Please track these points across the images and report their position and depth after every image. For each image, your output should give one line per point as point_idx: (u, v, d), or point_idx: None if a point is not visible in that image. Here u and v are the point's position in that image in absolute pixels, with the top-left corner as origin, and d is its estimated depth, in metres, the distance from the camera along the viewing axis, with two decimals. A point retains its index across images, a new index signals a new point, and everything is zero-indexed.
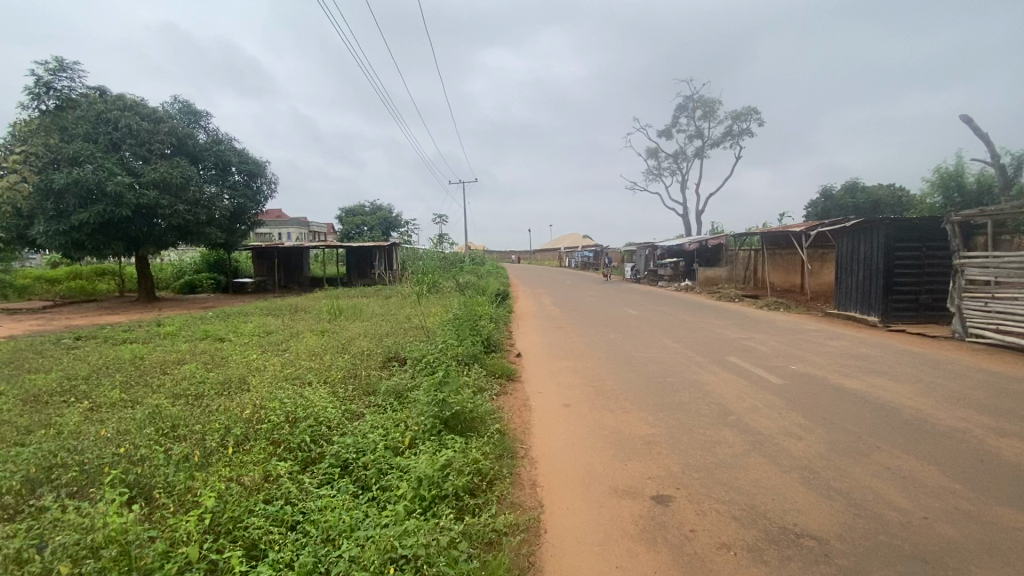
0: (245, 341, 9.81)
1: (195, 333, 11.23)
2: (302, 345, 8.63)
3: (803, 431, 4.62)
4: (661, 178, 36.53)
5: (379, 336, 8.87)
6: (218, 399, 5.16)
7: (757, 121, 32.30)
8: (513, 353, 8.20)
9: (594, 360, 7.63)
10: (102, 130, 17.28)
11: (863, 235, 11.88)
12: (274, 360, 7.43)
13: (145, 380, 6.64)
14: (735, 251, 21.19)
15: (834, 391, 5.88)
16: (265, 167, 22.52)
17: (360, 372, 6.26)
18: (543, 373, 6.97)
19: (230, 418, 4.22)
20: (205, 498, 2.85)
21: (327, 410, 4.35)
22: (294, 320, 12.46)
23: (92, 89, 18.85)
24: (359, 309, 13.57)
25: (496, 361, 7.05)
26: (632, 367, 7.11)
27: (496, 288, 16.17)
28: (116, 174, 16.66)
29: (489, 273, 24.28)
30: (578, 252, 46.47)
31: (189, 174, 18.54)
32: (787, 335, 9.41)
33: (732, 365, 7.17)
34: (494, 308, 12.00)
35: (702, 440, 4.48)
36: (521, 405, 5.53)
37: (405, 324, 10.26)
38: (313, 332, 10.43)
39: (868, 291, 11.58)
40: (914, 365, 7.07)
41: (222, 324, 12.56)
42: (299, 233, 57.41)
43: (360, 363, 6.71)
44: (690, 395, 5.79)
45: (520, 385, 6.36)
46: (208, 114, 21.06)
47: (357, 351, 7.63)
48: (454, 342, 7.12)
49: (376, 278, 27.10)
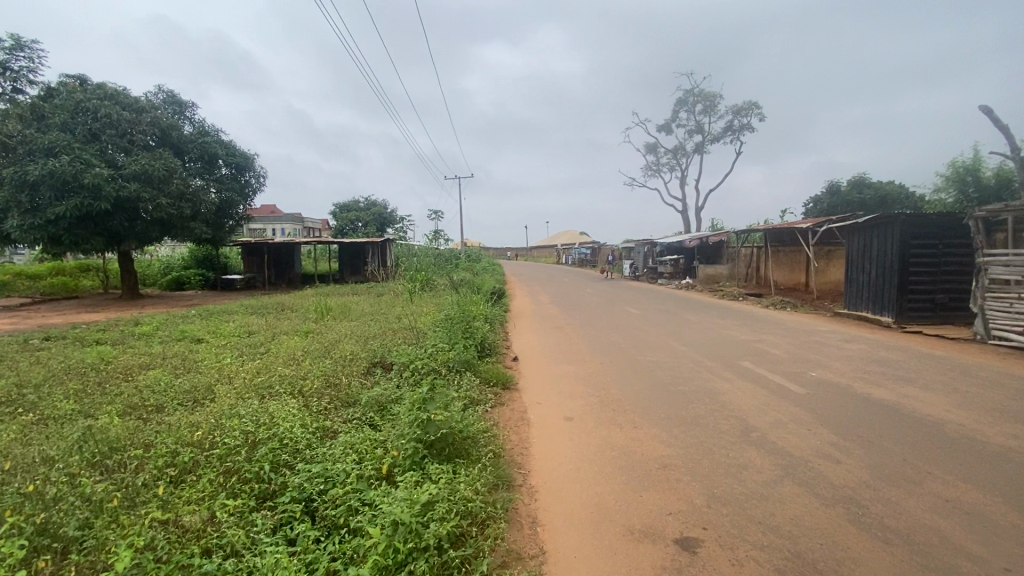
0: (223, 342, 9.21)
1: (172, 334, 10.61)
2: (282, 348, 8.03)
3: (838, 453, 4.06)
4: (660, 174, 36.04)
5: (365, 338, 8.26)
6: (172, 415, 4.56)
7: (758, 116, 31.75)
8: (508, 357, 7.61)
9: (596, 365, 7.06)
10: (80, 120, 16.60)
11: (876, 232, 11.33)
12: (249, 365, 6.83)
13: (102, 389, 6.03)
14: (737, 248, 20.66)
15: (863, 403, 5.32)
16: (253, 159, 21.79)
17: (340, 381, 5.67)
18: (542, 380, 6.40)
19: (178, 442, 3.65)
20: (119, 558, 2.27)
21: (293, 431, 3.78)
22: (279, 320, 11.85)
23: (71, 77, 18.15)
24: (347, 308, 12.96)
25: (490, 367, 6.45)
26: (638, 373, 6.53)
27: (492, 286, 15.56)
28: (95, 166, 15.98)
29: (484, 270, 23.62)
30: (575, 250, 45.89)
31: (173, 166, 17.82)
32: (799, 338, 8.85)
33: (746, 371, 6.61)
34: (489, 308, 11.42)
35: (725, 464, 3.90)
36: (519, 419, 4.97)
37: (394, 325, 9.66)
38: (296, 333, 9.83)
39: (881, 290, 11.04)
40: (943, 372, 6.51)
41: (203, 324, 11.95)
42: (294, 230, 56.69)
43: (340, 370, 6.12)
44: (705, 407, 5.21)
45: (517, 394, 5.79)
46: (194, 104, 20.35)
47: (340, 355, 7.04)
48: (444, 347, 6.53)
49: (368, 275, 26.39)
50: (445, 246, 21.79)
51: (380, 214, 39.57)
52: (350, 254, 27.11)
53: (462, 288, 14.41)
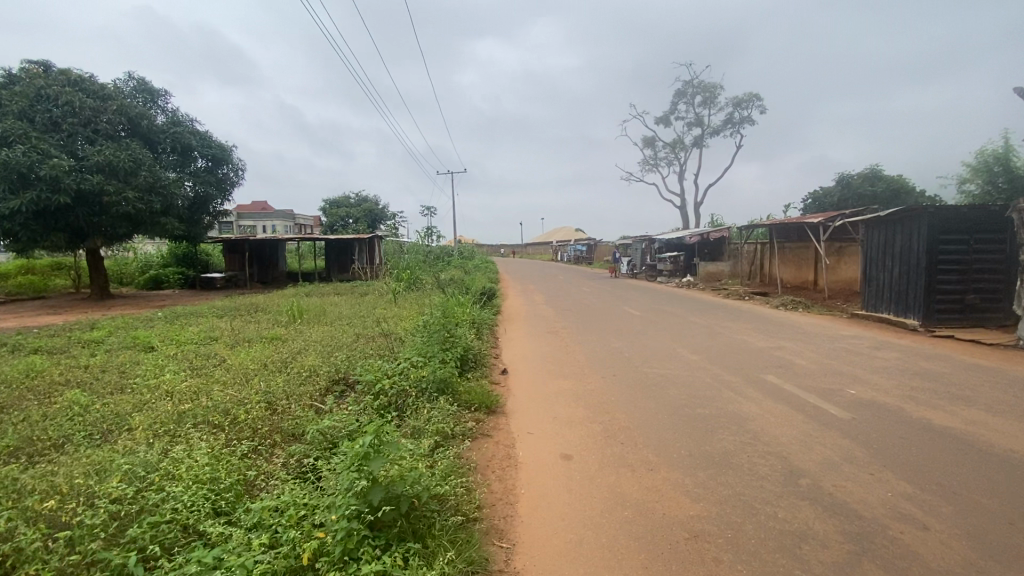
0: (174, 351, 8.17)
1: (123, 341, 9.53)
2: (234, 361, 6.97)
3: (919, 513, 3.10)
4: (657, 168, 35.10)
5: (330, 348, 7.19)
6: (57, 461, 3.59)
7: (758, 109, 30.89)
8: (497, 371, 6.61)
9: (598, 380, 6.06)
10: (40, 109, 15.58)
11: (899, 227, 10.36)
12: (189, 383, 5.78)
13: (2, 415, 5.00)
14: (740, 245, 19.71)
15: (928, 433, 4.32)
16: (230, 151, 20.59)
17: (290, 406, 4.67)
18: (535, 400, 5.40)
19: (24, 516, 2.65)
20: None
21: (189, 498, 2.78)
22: (245, 324, 10.78)
23: (34, 63, 17.08)
24: (323, 310, 11.90)
25: (474, 386, 5.42)
26: (648, 393, 5.52)
27: (483, 284, 14.53)
28: (53, 157, 14.92)
29: (476, 267, 22.62)
30: (571, 246, 44.96)
31: (142, 157, 16.65)
32: (823, 345, 7.84)
33: (773, 388, 5.63)
34: (477, 310, 10.42)
35: (776, 533, 2.91)
36: (505, 458, 3.97)
37: (368, 332, 8.60)
38: (259, 340, 8.75)
39: (905, 291, 10.11)
40: (1003, 389, 5.53)
41: (162, 328, 10.88)
42: (284, 226, 55.44)
43: (294, 390, 5.12)
44: (734, 439, 4.24)
45: (504, 420, 4.80)
46: (166, 93, 19.17)
47: (298, 370, 5.98)
48: (419, 361, 5.49)
49: (354, 274, 25.25)
50: (436, 242, 20.74)
51: (371, 210, 38.46)
52: (336, 252, 26.07)
53: (449, 287, 13.38)
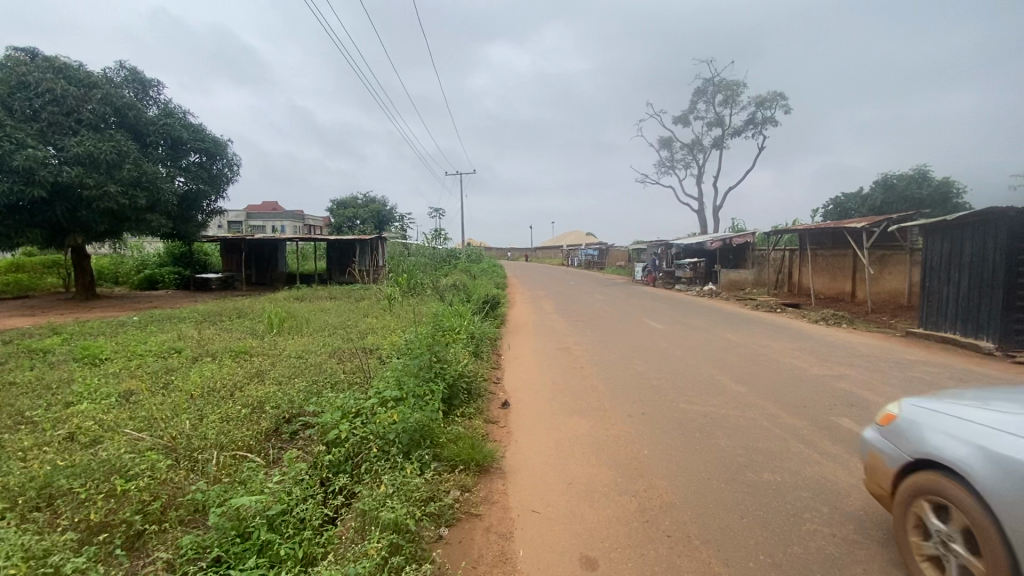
0: (119, 368, 6.90)
1: (72, 352, 8.30)
2: (180, 384, 5.73)
3: None
4: (673, 171, 33.77)
5: (293, 370, 5.91)
6: None
7: (782, 108, 29.46)
8: (499, 405, 5.32)
9: (624, 422, 4.72)
10: (19, 96, 14.66)
11: (969, 233, 8.91)
12: (104, 418, 4.54)
13: None
14: (767, 252, 18.27)
15: None
16: (225, 146, 19.54)
17: (205, 466, 3.42)
18: (543, 451, 4.10)
19: None
20: None
21: None
22: (217, 333, 9.53)
23: (19, 50, 16.13)
24: (308, 317, 10.65)
25: (461, 432, 4.12)
26: (691, 442, 4.19)
27: (487, 291, 13.25)
28: (28, 147, 13.97)
29: (482, 272, 21.41)
30: (583, 250, 43.55)
31: (126, 150, 15.62)
32: (892, 375, 6.44)
33: (855, 440, 4.28)
34: (479, 321, 9.14)
35: None
36: (500, 562, 2.68)
37: (346, 347, 7.30)
38: (222, 355, 7.47)
39: (976, 307, 8.68)
40: None
41: (127, 336, 9.69)
42: (293, 228, 54.27)
43: (223, 437, 3.87)
44: (834, 535, 2.90)
45: (501, 487, 3.51)
46: (159, 83, 18.17)
47: (241, 404, 4.68)
48: (392, 398, 4.18)
49: (354, 275, 24.07)
50: (443, 245, 19.54)
51: (376, 211, 37.33)
52: (337, 253, 24.95)
53: (450, 294, 12.10)
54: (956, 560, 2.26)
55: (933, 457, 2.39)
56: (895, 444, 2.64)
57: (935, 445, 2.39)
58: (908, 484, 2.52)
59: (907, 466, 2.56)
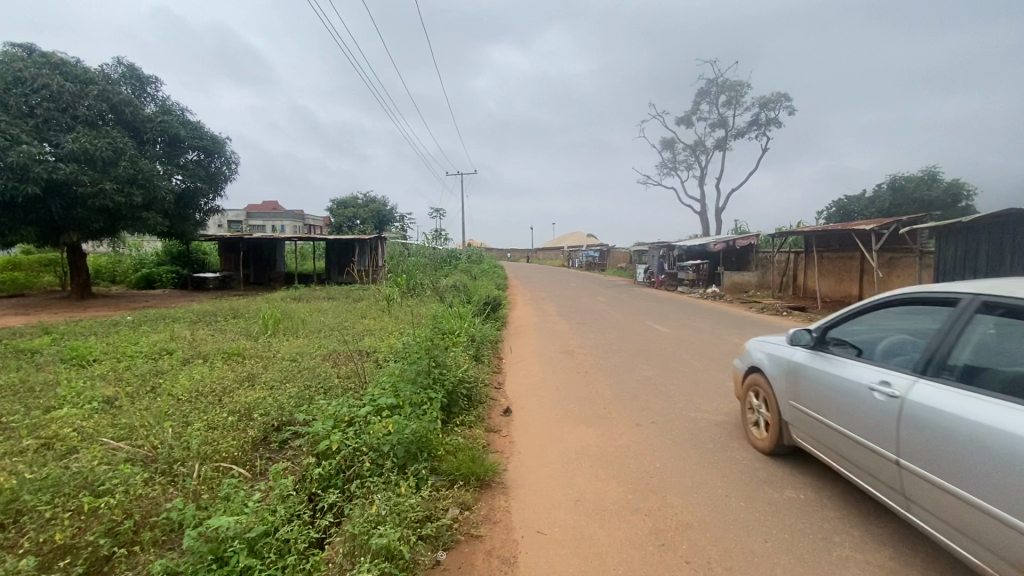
0: (106, 370, 6.65)
1: (61, 352, 8.05)
2: (167, 388, 5.48)
3: None
4: (676, 172, 33.57)
5: (286, 374, 5.67)
6: None
7: (786, 109, 29.25)
8: (501, 413, 5.08)
9: (632, 431, 4.49)
10: (15, 92, 14.43)
11: (986, 236, 8.70)
12: (84, 424, 4.30)
13: None
14: (772, 254, 18.03)
15: None
16: (223, 144, 19.32)
17: (186, 479, 3.17)
18: (548, 463, 3.87)
19: None
20: None
21: None
22: (211, 334, 9.28)
23: (16, 46, 15.92)
24: (304, 318, 10.40)
25: (461, 442, 3.87)
26: (704, 455, 3.95)
27: (488, 292, 12.99)
28: (23, 144, 13.75)
29: (483, 273, 21.16)
30: (584, 252, 43.29)
31: (123, 147, 15.38)
32: None
33: None
34: (479, 322, 8.89)
35: None
36: None
37: (342, 350, 7.05)
38: (215, 357, 7.23)
39: None
40: None
41: (119, 336, 9.44)
42: (293, 227, 54.01)
43: (207, 446, 3.63)
44: (867, 562, 2.64)
45: (504, 503, 3.26)
46: (158, 80, 17.95)
47: (229, 410, 4.44)
48: (388, 406, 3.94)
49: (353, 275, 23.83)
50: (443, 245, 19.30)
51: (377, 211, 37.10)
52: (336, 252, 24.70)
53: (450, 295, 11.86)
54: (763, 416, 4.04)
55: (754, 363, 4.16)
56: (742, 361, 4.39)
57: (754, 356, 4.17)
58: (750, 388, 4.19)
59: (751, 372, 4.27)
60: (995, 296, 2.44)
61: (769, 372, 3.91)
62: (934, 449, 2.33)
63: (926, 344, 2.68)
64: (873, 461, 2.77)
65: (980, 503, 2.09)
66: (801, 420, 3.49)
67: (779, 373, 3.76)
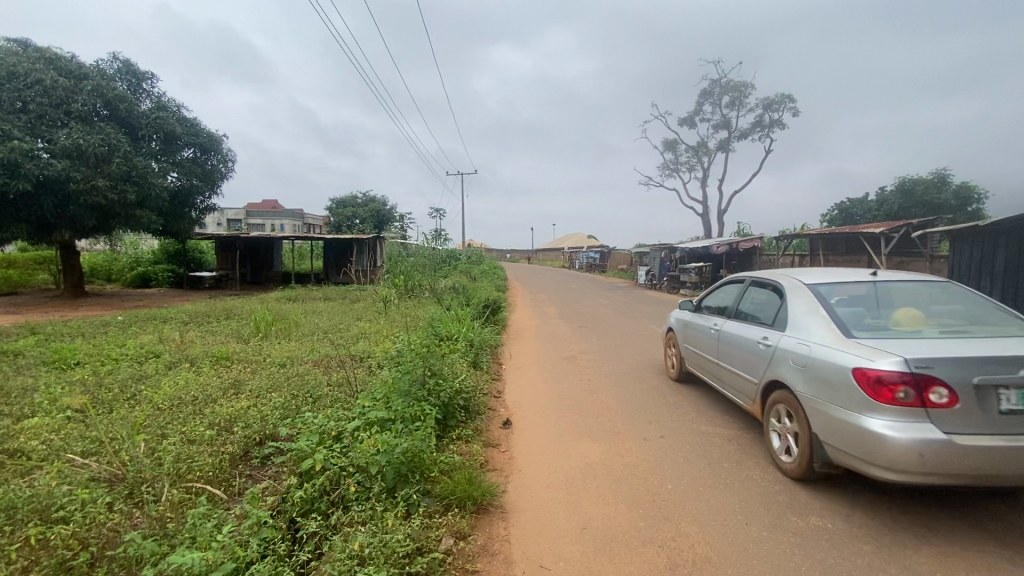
0: (87, 374, 6.37)
1: (44, 354, 7.75)
2: (149, 395, 5.20)
3: None
4: (678, 174, 33.26)
5: (275, 381, 5.38)
6: None
7: (790, 111, 28.96)
8: (500, 424, 4.81)
9: (640, 447, 4.21)
10: (7, 87, 14.14)
11: (1002, 240, 8.40)
12: (53, 436, 4.01)
13: None
14: (776, 257, 17.72)
15: None
16: (220, 141, 19.04)
17: (152, 505, 2.86)
18: (552, 483, 3.59)
19: None
20: None
21: None
22: (201, 336, 8.97)
23: (10, 40, 15.63)
24: (299, 320, 10.09)
25: (458, 461, 3.57)
26: (719, 474, 3.67)
27: (487, 294, 12.71)
28: (14, 139, 13.45)
29: (483, 274, 20.86)
30: (584, 253, 42.92)
31: (116, 143, 15.08)
32: None
33: None
34: (478, 326, 8.62)
35: None
36: None
37: (335, 355, 6.77)
38: (203, 361, 6.94)
39: None
40: None
41: (107, 337, 9.15)
42: (292, 226, 53.65)
43: (180, 464, 3.33)
44: None
45: (504, 533, 2.95)
46: (154, 75, 17.65)
47: (210, 421, 4.14)
48: (380, 420, 3.65)
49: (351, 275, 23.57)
50: (443, 245, 19.00)
51: (376, 211, 36.76)
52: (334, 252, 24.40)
53: (448, 297, 11.57)
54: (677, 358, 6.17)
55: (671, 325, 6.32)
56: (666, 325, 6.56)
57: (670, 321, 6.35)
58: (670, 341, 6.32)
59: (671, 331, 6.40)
60: (760, 277, 4.70)
61: (677, 328, 6.12)
62: (728, 350, 4.61)
63: (733, 302, 4.95)
64: (715, 369, 4.95)
65: (737, 370, 4.40)
66: (690, 355, 5.66)
67: (681, 328, 5.94)
